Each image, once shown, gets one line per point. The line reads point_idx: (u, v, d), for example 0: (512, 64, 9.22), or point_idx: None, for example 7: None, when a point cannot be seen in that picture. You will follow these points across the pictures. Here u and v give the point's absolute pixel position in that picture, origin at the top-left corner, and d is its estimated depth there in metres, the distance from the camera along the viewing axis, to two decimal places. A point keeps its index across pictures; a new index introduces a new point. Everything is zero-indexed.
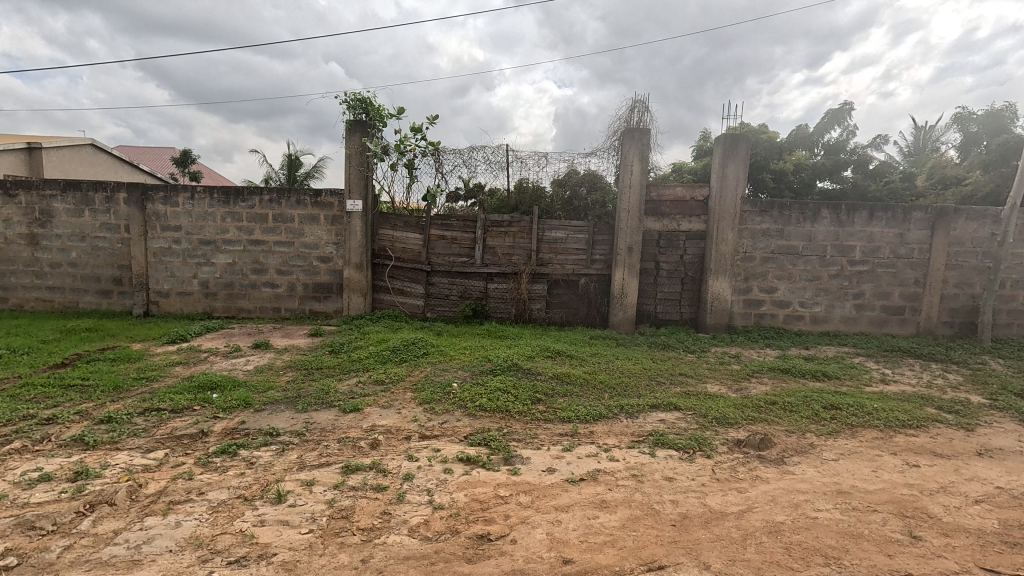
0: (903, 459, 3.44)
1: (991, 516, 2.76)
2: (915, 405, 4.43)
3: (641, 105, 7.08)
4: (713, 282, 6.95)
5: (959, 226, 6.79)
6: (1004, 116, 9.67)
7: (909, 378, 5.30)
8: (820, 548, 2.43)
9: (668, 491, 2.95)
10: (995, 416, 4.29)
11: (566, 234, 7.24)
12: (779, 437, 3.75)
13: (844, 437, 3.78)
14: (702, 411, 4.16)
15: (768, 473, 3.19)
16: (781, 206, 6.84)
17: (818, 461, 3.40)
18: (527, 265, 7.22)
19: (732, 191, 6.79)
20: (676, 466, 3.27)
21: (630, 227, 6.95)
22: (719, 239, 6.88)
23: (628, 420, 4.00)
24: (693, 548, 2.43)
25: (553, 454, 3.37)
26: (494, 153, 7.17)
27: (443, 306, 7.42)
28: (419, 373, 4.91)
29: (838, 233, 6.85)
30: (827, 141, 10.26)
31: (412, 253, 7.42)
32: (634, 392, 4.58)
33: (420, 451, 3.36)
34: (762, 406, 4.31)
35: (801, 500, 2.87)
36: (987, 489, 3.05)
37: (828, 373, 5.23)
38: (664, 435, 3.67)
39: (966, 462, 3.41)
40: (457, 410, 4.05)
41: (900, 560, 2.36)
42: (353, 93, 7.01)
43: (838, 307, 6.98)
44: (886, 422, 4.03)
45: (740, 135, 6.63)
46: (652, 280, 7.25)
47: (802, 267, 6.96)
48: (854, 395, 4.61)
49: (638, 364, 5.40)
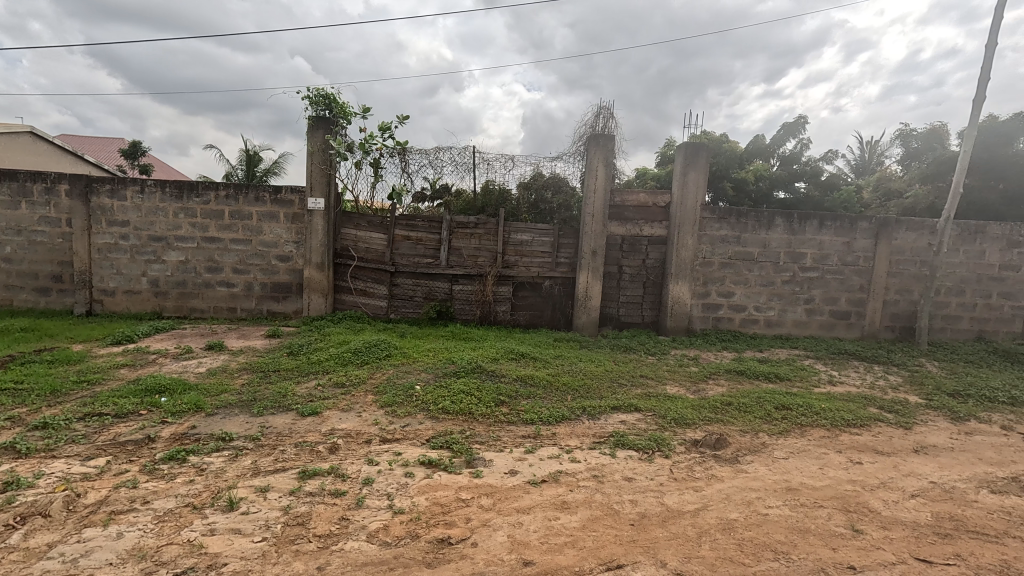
0: (848, 457, 3.61)
1: (925, 509, 2.93)
2: (859, 405, 4.67)
3: (606, 112, 7.24)
4: (674, 286, 7.12)
5: (900, 236, 7.20)
6: (942, 133, 10.34)
7: (854, 379, 5.58)
8: (770, 544, 2.53)
9: (628, 491, 3.00)
10: (930, 415, 4.57)
11: (532, 237, 7.30)
12: (734, 437, 3.88)
13: (794, 436, 3.95)
14: (661, 412, 4.26)
15: (723, 473, 3.29)
16: (738, 214, 7.09)
17: (769, 460, 3.53)
18: (493, 268, 7.21)
19: (693, 198, 6.98)
20: (635, 466, 3.34)
21: (595, 231, 7.05)
22: (679, 245, 7.05)
23: (590, 421, 4.05)
24: (651, 546, 2.48)
25: (516, 457, 3.38)
26: (461, 155, 7.18)
27: (407, 308, 7.34)
28: (381, 376, 4.82)
29: (791, 240, 7.16)
30: (783, 152, 10.75)
31: (376, 253, 7.30)
32: (596, 394, 4.64)
33: (380, 455, 3.31)
34: (718, 407, 4.44)
35: (753, 498, 2.98)
36: (922, 484, 3.24)
37: (780, 374, 5.45)
38: (624, 436, 3.75)
39: (904, 459, 3.62)
40: (419, 413, 4.01)
41: (843, 553, 2.48)
42: (316, 89, 6.85)
43: (790, 311, 7.28)
44: (833, 422, 4.23)
45: (701, 143, 6.84)
46: (615, 283, 7.38)
47: (757, 273, 7.22)
48: (804, 396, 4.82)
49: (601, 366, 5.49)
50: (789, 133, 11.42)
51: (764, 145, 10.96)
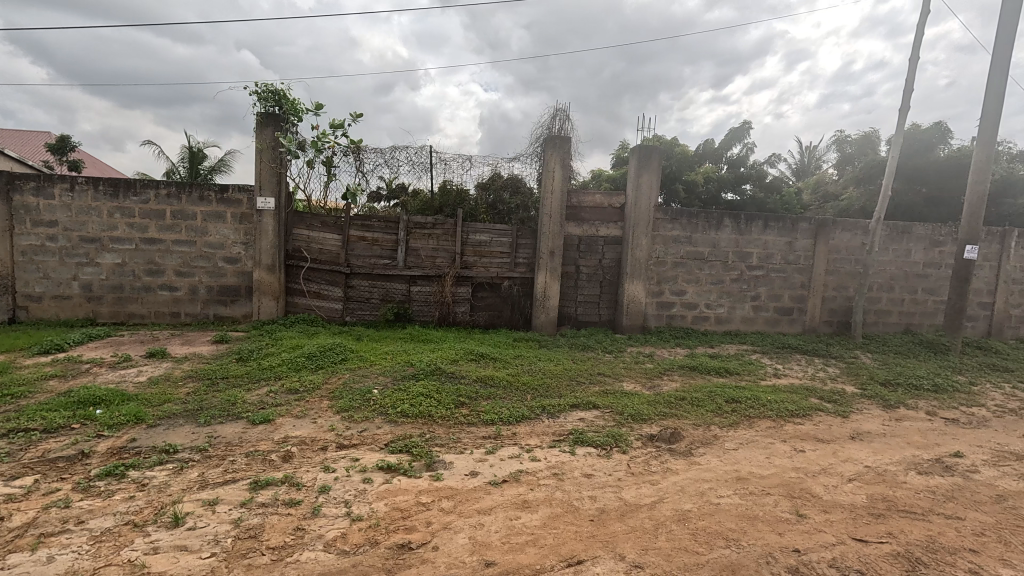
0: (792, 446, 3.81)
1: (861, 492, 3.13)
2: (801, 396, 4.94)
3: (563, 114, 7.34)
4: (629, 285, 7.29)
5: (837, 236, 7.66)
6: (872, 139, 11.07)
7: (797, 372, 5.90)
8: (721, 531, 2.64)
9: (587, 487, 3.06)
10: (864, 403, 4.90)
11: (491, 237, 7.30)
12: (687, 430, 4.02)
13: (743, 427, 4.13)
14: (618, 408, 4.36)
15: (677, 465, 3.40)
16: (689, 215, 7.35)
17: (720, 451, 3.68)
18: (452, 268, 7.16)
19: (647, 199, 7.17)
20: (594, 462, 3.40)
21: (552, 231, 7.13)
22: (634, 245, 7.23)
23: (549, 420, 4.09)
24: (610, 541, 2.53)
25: (477, 458, 3.37)
26: (418, 154, 7.10)
27: (363, 310, 7.18)
28: (336, 381, 4.69)
29: (738, 240, 7.48)
30: (730, 156, 11.23)
31: (330, 255, 7.10)
32: (555, 393, 4.69)
33: (337, 462, 3.22)
34: (672, 402, 4.58)
35: (705, 489, 3.09)
36: (858, 468, 3.46)
37: (730, 369, 5.69)
38: (583, 434, 3.81)
39: (842, 446, 3.85)
40: (377, 417, 3.93)
41: (788, 537, 2.61)
42: (265, 84, 6.59)
43: (738, 308, 7.61)
44: (778, 413, 4.45)
45: (654, 146, 7.04)
46: (573, 283, 7.48)
47: (708, 272, 7.50)
48: (752, 389, 5.06)
49: (559, 365, 5.55)
50: (736, 137, 11.93)
51: (713, 148, 11.40)
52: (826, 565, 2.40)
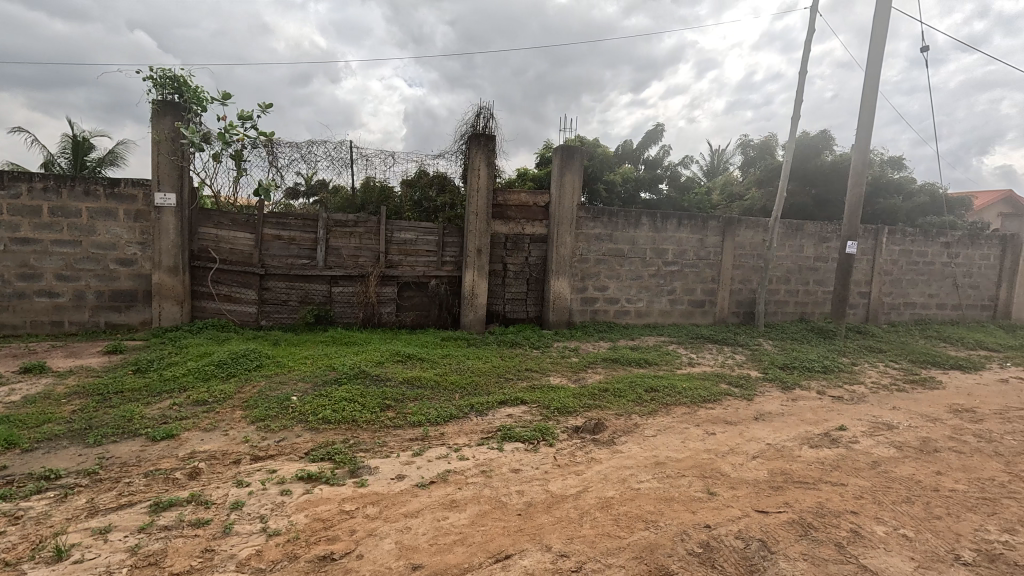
0: (704, 429, 4.08)
1: (763, 467, 3.42)
2: (712, 382, 5.33)
3: (487, 112, 7.36)
4: (555, 282, 7.46)
5: (742, 233, 8.29)
6: (771, 144, 12.09)
7: (709, 360, 6.34)
8: (641, 515, 2.78)
9: (515, 482, 3.10)
10: (766, 386, 5.38)
11: (416, 235, 7.17)
12: (610, 420, 4.19)
13: (661, 414, 4.38)
14: (545, 402, 4.46)
15: (601, 454, 3.54)
16: (610, 213, 7.64)
17: (640, 438, 3.87)
18: (376, 268, 6.96)
19: (570, 198, 7.37)
20: (522, 457, 3.45)
21: (478, 230, 7.13)
22: (558, 243, 7.41)
23: (478, 418, 4.10)
24: (537, 533, 2.58)
25: (403, 461, 3.30)
26: (337, 150, 6.84)
27: (281, 314, 6.79)
28: (250, 389, 4.40)
29: (655, 238, 7.89)
30: (647, 157, 11.82)
31: (241, 255, 6.64)
32: (483, 391, 4.70)
33: (251, 475, 3.03)
34: (596, 394, 4.75)
35: (627, 475, 3.24)
36: (761, 446, 3.78)
37: (649, 360, 6.00)
38: (511, 430, 3.85)
39: (747, 426, 4.19)
40: (296, 425, 3.73)
41: (701, 515, 2.80)
42: (162, 69, 6.04)
43: (656, 302, 8.03)
44: (692, 399, 4.75)
45: (575, 147, 7.25)
46: (500, 281, 7.53)
47: (628, 268, 7.85)
48: (669, 378, 5.37)
49: (488, 363, 5.57)
50: (652, 139, 12.57)
51: (631, 149, 11.95)
52: (733, 537, 2.60)
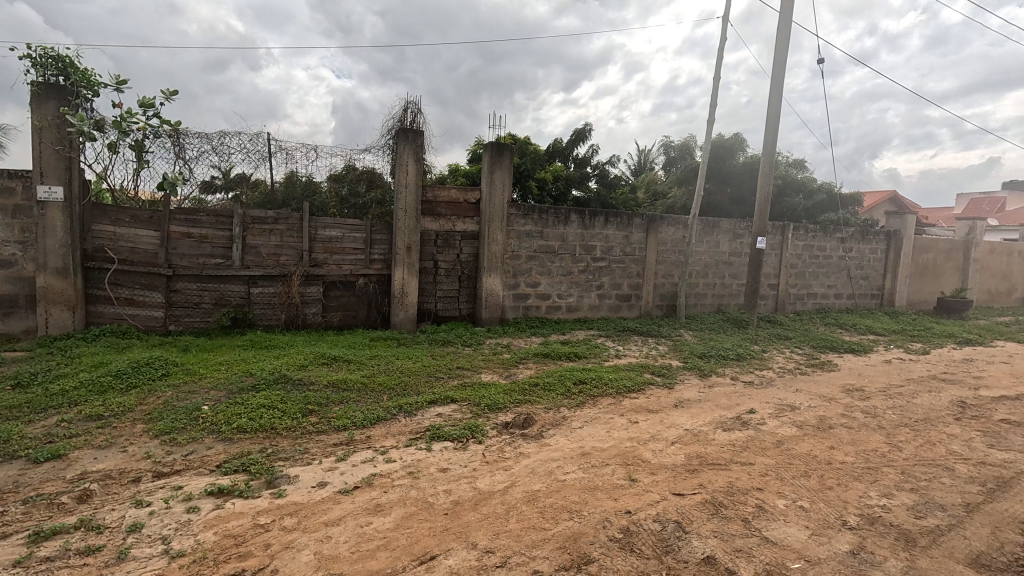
0: (628, 418, 4.25)
1: (680, 452, 3.62)
2: (637, 373, 5.56)
3: (414, 106, 7.22)
4: (487, 279, 7.47)
5: (664, 230, 8.70)
6: (690, 145, 12.78)
7: (634, 351, 6.61)
8: (566, 505, 2.85)
9: (442, 481, 3.07)
10: (686, 374, 5.70)
11: (342, 233, 6.91)
12: (539, 414, 4.27)
13: (588, 406, 4.51)
14: (476, 400, 4.45)
15: (529, 449, 3.59)
16: (540, 210, 7.75)
17: (568, 430, 3.97)
18: (299, 267, 6.65)
19: (500, 195, 7.40)
20: (451, 456, 3.43)
21: (408, 227, 7.00)
22: (490, 240, 7.42)
23: (406, 419, 4.02)
24: (463, 531, 2.58)
25: (326, 467, 3.18)
26: (252, 142, 6.44)
27: (192, 317, 6.32)
28: (155, 400, 4.06)
29: (583, 234, 8.10)
30: (577, 155, 12.11)
31: (145, 254, 6.11)
32: (413, 391, 4.62)
33: (153, 493, 2.80)
34: (526, 389, 4.82)
35: (553, 467, 3.31)
36: (680, 432, 3.99)
37: (579, 353, 6.17)
38: (440, 429, 3.81)
39: (668, 413, 4.41)
40: (207, 436, 3.49)
41: (623, 501, 2.92)
42: (44, 48, 5.42)
43: (586, 297, 8.25)
44: (617, 389, 4.94)
45: (505, 144, 7.29)
46: (431, 278, 7.43)
47: (558, 264, 8.00)
48: (597, 370, 5.55)
49: (418, 362, 5.48)
50: (582, 138, 12.89)
51: (561, 147, 12.19)
52: (651, 520, 2.72)
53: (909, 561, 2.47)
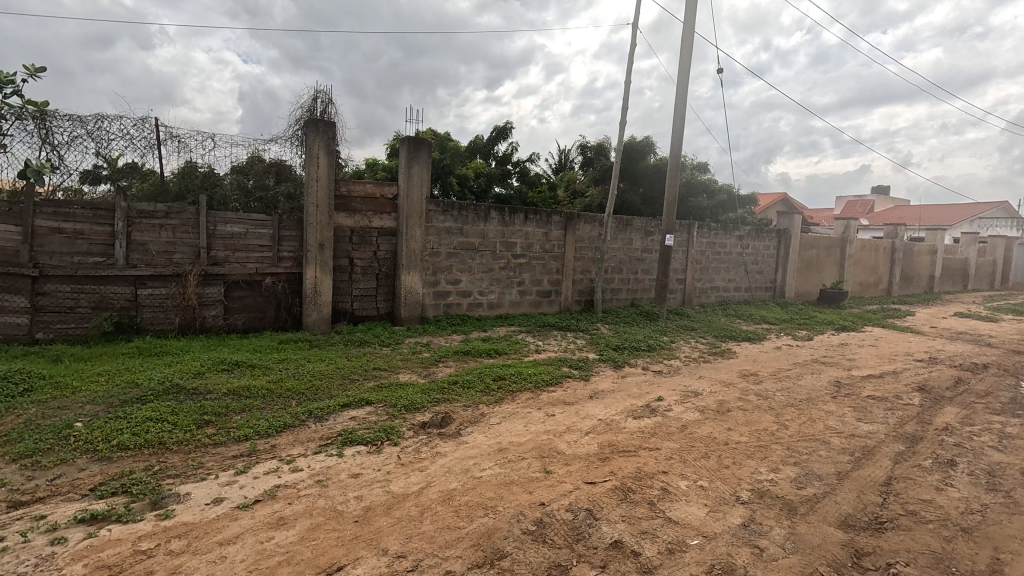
0: (545, 412, 4.33)
1: (593, 442, 3.74)
2: (555, 366, 5.69)
3: (325, 96, 6.88)
4: (405, 277, 7.29)
5: (581, 227, 8.97)
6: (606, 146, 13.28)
7: (553, 346, 6.75)
8: (481, 502, 2.84)
9: (353, 487, 2.95)
10: (601, 366, 5.92)
11: (246, 229, 6.44)
12: (457, 412, 4.23)
13: (506, 402, 4.54)
14: (392, 401, 4.33)
15: (446, 448, 3.55)
16: (459, 207, 7.69)
17: (486, 427, 3.97)
18: (196, 265, 6.11)
19: (418, 190, 7.25)
20: (363, 461, 3.30)
21: (320, 222, 6.66)
22: (408, 236, 7.25)
23: (316, 425, 3.82)
24: (374, 538, 2.49)
25: (223, 482, 2.94)
26: (138, 127, 5.81)
27: (66, 323, 5.60)
28: (14, 420, 3.55)
29: (503, 231, 8.14)
30: (498, 152, 12.18)
31: (3, 252, 5.32)
32: (324, 395, 4.40)
33: (7, 527, 2.44)
34: (445, 387, 4.76)
35: (470, 465, 3.30)
36: (594, 422, 4.13)
37: (499, 349, 6.20)
38: (353, 433, 3.66)
39: (583, 405, 4.55)
40: (80, 457, 3.10)
41: (537, 493, 2.96)
42: None
43: (506, 293, 8.32)
44: (535, 384, 5.02)
45: (422, 139, 7.15)
46: (347, 277, 7.13)
47: (479, 261, 7.99)
48: (517, 365, 5.61)
49: (331, 364, 5.24)
50: (503, 135, 12.98)
51: (482, 144, 12.19)
52: (564, 510, 2.79)
53: (790, 528, 2.72)
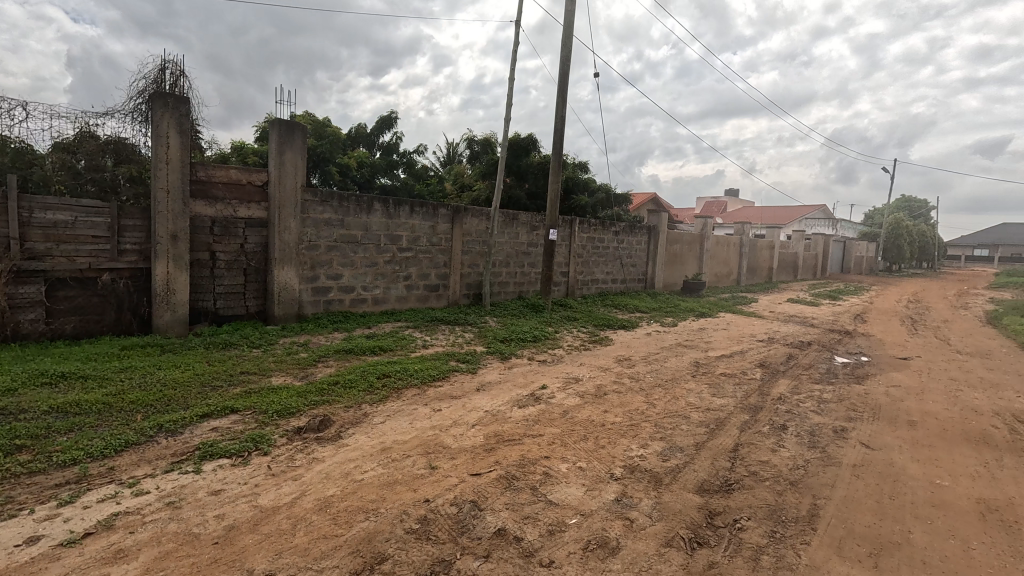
0: (431, 407, 4.27)
1: (479, 433, 3.76)
2: (443, 361, 5.65)
3: (175, 68, 6.07)
4: (279, 272, 6.73)
5: (469, 221, 8.96)
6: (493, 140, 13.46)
7: (441, 340, 6.69)
8: (361, 506, 2.71)
9: (213, 506, 2.65)
10: (489, 358, 5.99)
11: (75, 216, 5.47)
12: (337, 414, 4.00)
13: (391, 400, 4.39)
14: (262, 407, 3.96)
15: (324, 453, 3.33)
16: (339, 197, 7.26)
17: (368, 428, 3.80)
18: (4, 260, 5.07)
19: (291, 178, 6.70)
20: (226, 475, 2.98)
21: (173, 211, 5.88)
22: (281, 228, 6.68)
23: (168, 440, 3.37)
24: (237, 558, 2.26)
25: (41, 517, 2.47)
26: None
27: None
28: None
29: (388, 224, 7.86)
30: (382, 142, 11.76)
31: None
32: (180, 405, 3.90)
33: None
34: (324, 389, 4.47)
35: (350, 468, 3.13)
36: (480, 414, 4.16)
37: (384, 346, 5.98)
38: (214, 445, 3.29)
39: (470, 398, 4.56)
40: None
41: (421, 491, 2.90)
42: None
43: (392, 288, 8.06)
44: (422, 379, 4.93)
45: (296, 123, 6.63)
46: (208, 272, 6.40)
47: (362, 255, 7.63)
48: (403, 361, 5.46)
49: (188, 371, 4.65)
50: (387, 124, 12.56)
51: (365, 133, 11.69)
52: (449, 504, 2.77)
53: (656, 498, 2.97)
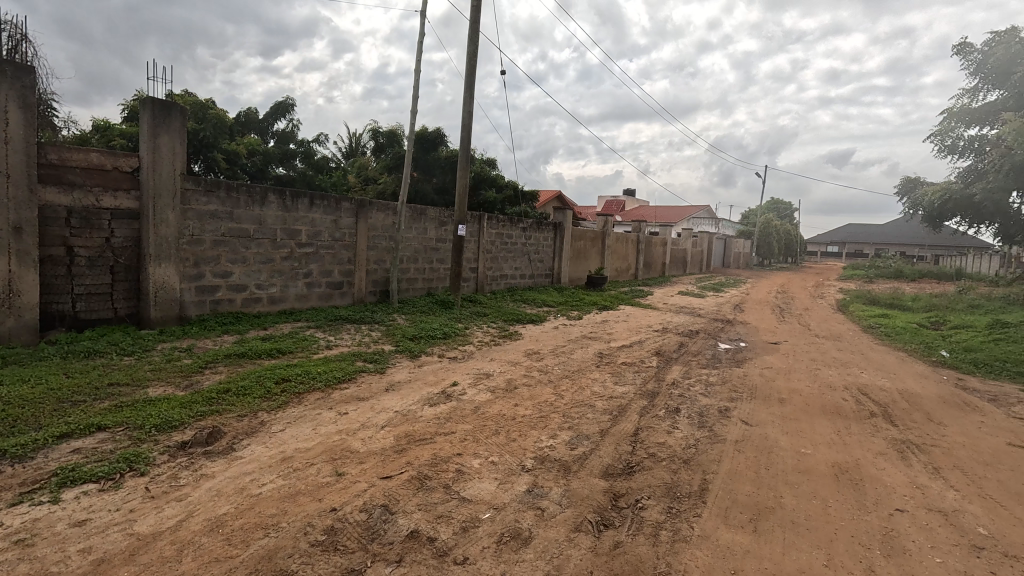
0: (337, 411, 4.06)
1: (389, 435, 3.65)
2: (348, 361, 5.40)
3: (13, 30, 5.17)
4: (155, 269, 6.00)
5: (374, 215, 8.63)
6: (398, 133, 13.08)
7: (346, 340, 6.39)
8: (260, 522, 2.51)
9: (76, 539, 2.31)
10: (397, 357, 5.84)
11: None
12: (229, 425, 3.67)
13: (291, 406, 4.11)
14: (137, 422, 3.52)
15: (214, 468, 3.04)
16: (227, 187, 6.63)
17: (266, 437, 3.52)
18: None
19: (168, 165, 6.00)
20: (93, 503, 2.61)
21: (14, 198, 5.01)
22: (156, 220, 5.97)
23: (14, 468, 2.87)
24: None
25: None
26: None
27: None
28: None
29: (285, 217, 7.33)
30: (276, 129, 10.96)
31: None
32: (29, 425, 3.35)
33: None
34: (213, 398, 4.07)
35: (246, 482, 2.89)
36: (390, 415, 4.04)
37: (283, 348, 5.58)
38: (76, 469, 2.86)
39: (379, 399, 4.41)
40: None
41: (327, 500, 2.75)
42: None
43: (290, 286, 7.54)
44: (326, 382, 4.67)
45: (172, 103, 5.95)
46: (63, 270, 5.54)
47: (255, 250, 7.05)
48: (304, 364, 5.13)
49: (40, 385, 4.00)
50: (282, 111, 11.71)
51: (257, 118, 10.82)
52: (358, 511, 2.66)
53: (566, 485, 3.09)
